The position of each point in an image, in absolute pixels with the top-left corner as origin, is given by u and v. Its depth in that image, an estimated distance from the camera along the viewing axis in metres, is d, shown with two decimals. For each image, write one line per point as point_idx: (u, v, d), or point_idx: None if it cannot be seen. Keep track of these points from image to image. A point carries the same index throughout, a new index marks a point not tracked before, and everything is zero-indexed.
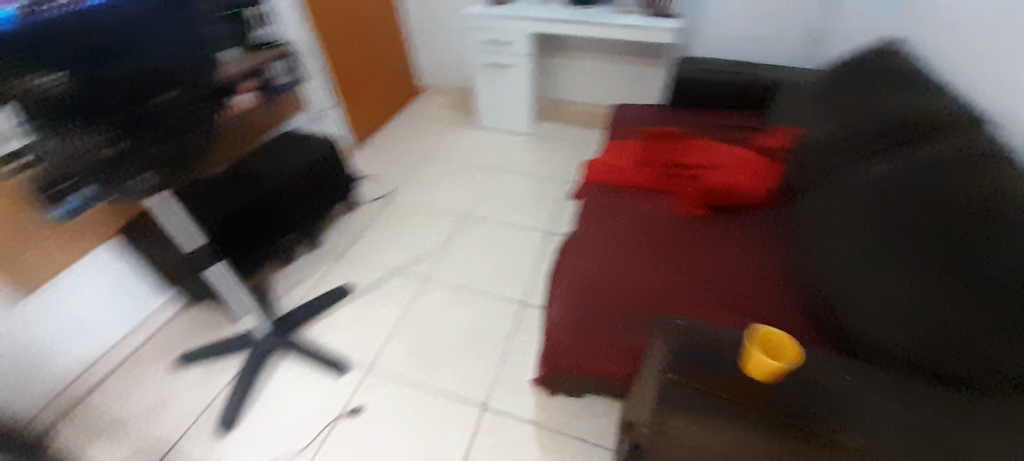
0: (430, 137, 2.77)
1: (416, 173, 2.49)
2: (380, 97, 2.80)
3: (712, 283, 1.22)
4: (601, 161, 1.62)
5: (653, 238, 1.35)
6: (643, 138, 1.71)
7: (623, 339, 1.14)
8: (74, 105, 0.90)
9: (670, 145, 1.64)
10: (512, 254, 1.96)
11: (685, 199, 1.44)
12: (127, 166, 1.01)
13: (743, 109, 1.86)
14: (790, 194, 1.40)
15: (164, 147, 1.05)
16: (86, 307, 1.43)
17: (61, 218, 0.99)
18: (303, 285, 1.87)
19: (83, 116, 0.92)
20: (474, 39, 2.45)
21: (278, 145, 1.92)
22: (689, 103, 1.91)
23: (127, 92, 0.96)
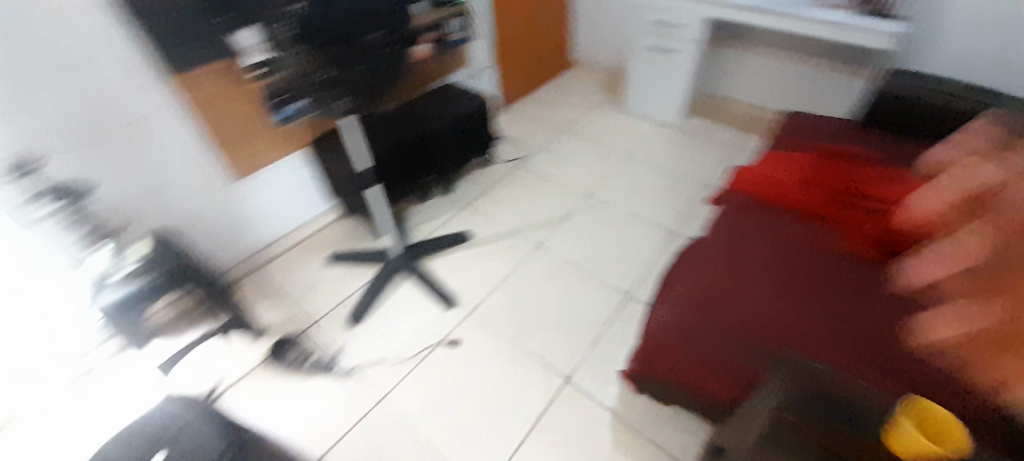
0: (573, 111, 2.77)
1: (553, 144, 2.53)
2: (534, 64, 2.86)
3: (858, 326, 1.05)
4: (755, 171, 1.45)
5: (799, 267, 1.18)
6: (816, 155, 1.47)
7: (733, 365, 1.05)
8: (308, 34, 1.12)
9: (849, 171, 1.40)
10: (629, 244, 1.90)
11: (853, 236, 1.22)
12: (330, 89, 1.22)
13: None
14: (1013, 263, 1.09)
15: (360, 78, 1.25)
16: (277, 198, 1.78)
17: (277, 121, 1.23)
18: (433, 222, 2.08)
19: (312, 44, 1.14)
20: (642, 18, 2.34)
21: (438, 95, 2.10)
22: (885, 124, 1.59)
23: (345, 29, 1.16)
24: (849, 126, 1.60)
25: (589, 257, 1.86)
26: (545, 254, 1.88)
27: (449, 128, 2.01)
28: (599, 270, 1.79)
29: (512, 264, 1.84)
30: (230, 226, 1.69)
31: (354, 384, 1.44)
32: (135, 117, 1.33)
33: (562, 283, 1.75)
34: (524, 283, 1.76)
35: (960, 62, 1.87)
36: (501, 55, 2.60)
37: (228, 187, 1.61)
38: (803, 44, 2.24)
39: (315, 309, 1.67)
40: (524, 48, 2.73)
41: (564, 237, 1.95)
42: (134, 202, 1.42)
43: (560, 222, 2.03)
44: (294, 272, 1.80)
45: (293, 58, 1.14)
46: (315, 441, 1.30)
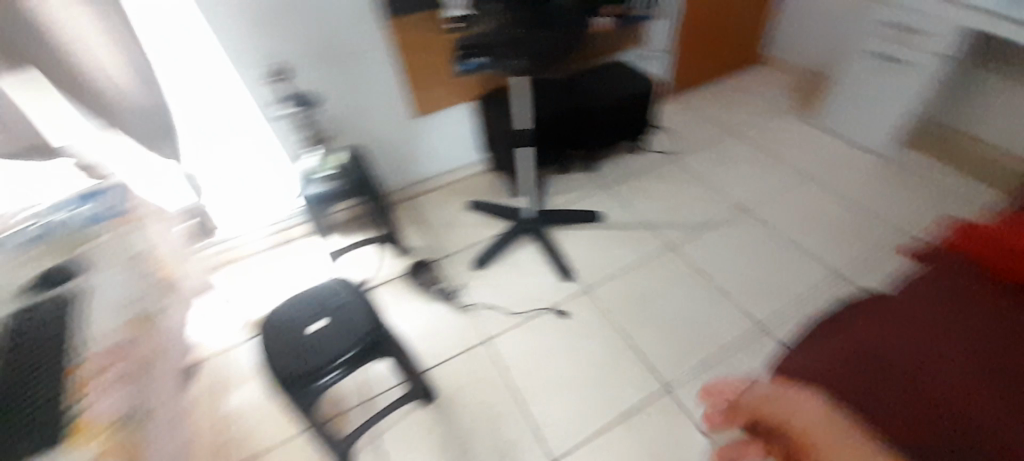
0: (749, 114, 2.47)
1: (716, 145, 2.31)
2: (718, 54, 2.60)
3: None
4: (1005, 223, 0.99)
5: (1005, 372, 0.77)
6: None
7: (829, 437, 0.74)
8: None
9: None
10: (778, 274, 1.68)
11: None
12: (514, 44, 1.26)
13: None
14: None
15: (545, 39, 1.26)
16: (441, 140, 1.99)
17: (460, 74, 1.32)
18: (570, 195, 2.10)
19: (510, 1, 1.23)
20: (874, 18, 1.93)
21: (606, 72, 2.07)
22: None
23: None
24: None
25: (724, 274, 1.70)
26: (675, 258, 1.77)
27: (609, 106, 1.98)
28: (733, 290, 1.64)
29: (637, 258, 1.78)
30: (400, 156, 1.93)
31: (468, 319, 1.58)
32: (356, 48, 1.58)
33: (688, 292, 1.64)
34: (645, 280, 1.70)
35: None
36: (684, 40, 2.42)
37: (408, 122, 1.85)
38: None
39: (449, 245, 1.85)
40: (711, 35, 2.49)
41: (701, 246, 1.81)
42: (341, 119, 1.71)
43: (701, 229, 1.88)
44: (440, 208, 2.00)
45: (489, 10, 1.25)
46: (426, 355, 1.47)
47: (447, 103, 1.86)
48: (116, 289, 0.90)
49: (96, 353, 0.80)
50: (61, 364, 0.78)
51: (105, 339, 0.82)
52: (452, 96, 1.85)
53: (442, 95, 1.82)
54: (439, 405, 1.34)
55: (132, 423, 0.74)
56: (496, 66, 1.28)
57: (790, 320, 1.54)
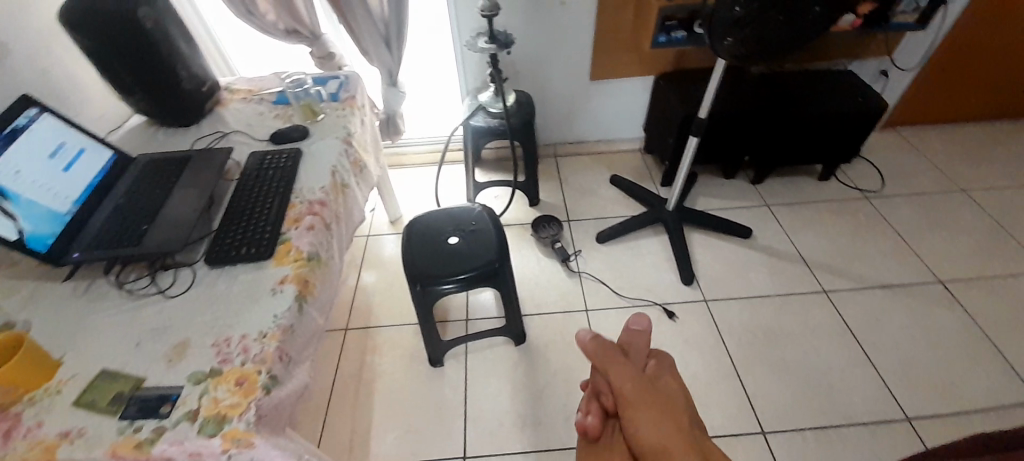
0: (996, 176, 1.98)
1: (930, 198, 1.91)
2: (981, 94, 2.08)
3: None
4: None
5: None
6: None
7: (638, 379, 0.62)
8: None
9: None
10: (948, 371, 1.41)
11: None
12: (742, 22, 1.16)
13: None
14: None
15: (773, 28, 1.14)
16: (606, 108, 1.96)
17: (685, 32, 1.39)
18: (722, 200, 1.92)
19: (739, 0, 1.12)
20: None
21: (819, 79, 1.81)
22: None
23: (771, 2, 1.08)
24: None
25: (875, 343, 1.47)
26: (823, 304, 1.57)
27: (813, 120, 1.72)
28: (880, 363, 1.43)
29: (776, 290, 1.61)
30: (564, 114, 1.97)
31: (575, 284, 1.60)
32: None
33: (825, 351, 1.46)
34: (778, 318, 1.53)
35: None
36: (946, 63, 1.95)
37: (582, 83, 1.86)
38: None
39: (578, 210, 1.87)
40: (986, 65, 1.98)
41: (860, 305, 1.57)
42: (520, 64, 1.79)
43: (871, 288, 1.61)
44: (580, 173, 2.02)
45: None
46: (527, 302, 1.54)
47: (628, 74, 1.82)
48: (328, 155, 1.05)
49: (302, 201, 0.93)
50: (287, 195, 0.94)
51: (312, 194, 0.95)
52: (637, 67, 1.80)
53: (627, 64, 1.79)
54: (526, 350, 1.40)
55: (317, 260, 0.84)
56: (706, 32, 1.27)
57: (950, 429, 1.30)
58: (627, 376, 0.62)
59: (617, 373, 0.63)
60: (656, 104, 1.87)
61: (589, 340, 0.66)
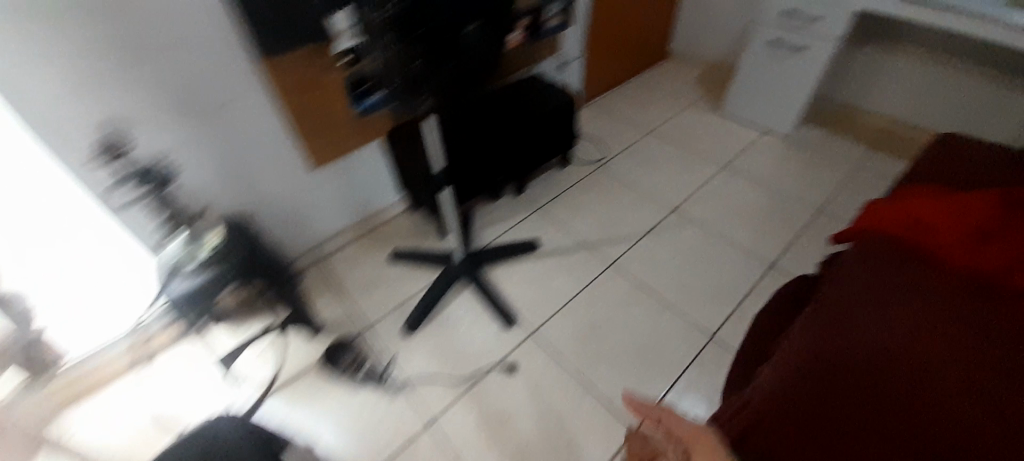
0: (663, 112, 2.56)
1: (638, 146, 2.34)
2: (627, 56, 2.65)
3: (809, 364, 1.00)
4: (886, 216, 1.32)
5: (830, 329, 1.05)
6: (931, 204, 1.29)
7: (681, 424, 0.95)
8: (399, 26, 0.97)
9: (963, 244, 1.19)
10: (714, 277, 1.72)
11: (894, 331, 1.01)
12: (427, 87, 1.12)
13: None
14: None
15: (452, 77, 1.12)
16: (347, 190, 1.73)
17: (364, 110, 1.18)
18: (501, 224, 1.94)
19: (405, 39, 0.99)
20: (773, 11, 2.08)
21: (522, 88, 1.97)
22: None
23: (438, 23, 1.01)
24: (1012, 156, 1.45)
25: (666, 286, 1.69)
26: (618, 276, 1.72)
27: (534, 125, 1.87)
28: (677, 302, 1.63)
29: (581, 285, 1.69)
30: (302, 215, 1.66)
31: (404, 400, 1.36)
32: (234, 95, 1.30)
33: (639, 316, 1.59)
34: (594, 309, 1.61)
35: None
36: (598, 42, 2.41)
37: (305, 175, 1.58)
38: (987, 51, 1.90)
39: (372, 308, 1.61)
40: (622, 36, 2.53)
41: (641, 260, 1.78)
42: (212, 185, 1.39)
43: (640, 240, 1.85)
44: (356, 266, 1.76)
45: (382, 45, 1.00)
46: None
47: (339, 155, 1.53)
48: None
49: None
50: None
51: None
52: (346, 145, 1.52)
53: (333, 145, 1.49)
54: None
55: None
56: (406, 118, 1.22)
57: (738, 324, 1.56)
58: (683, 424, 0.95)
59: (672, 422, 0.95)
60: (398, 165, 1.75)
61: (637, 405, 0.98)
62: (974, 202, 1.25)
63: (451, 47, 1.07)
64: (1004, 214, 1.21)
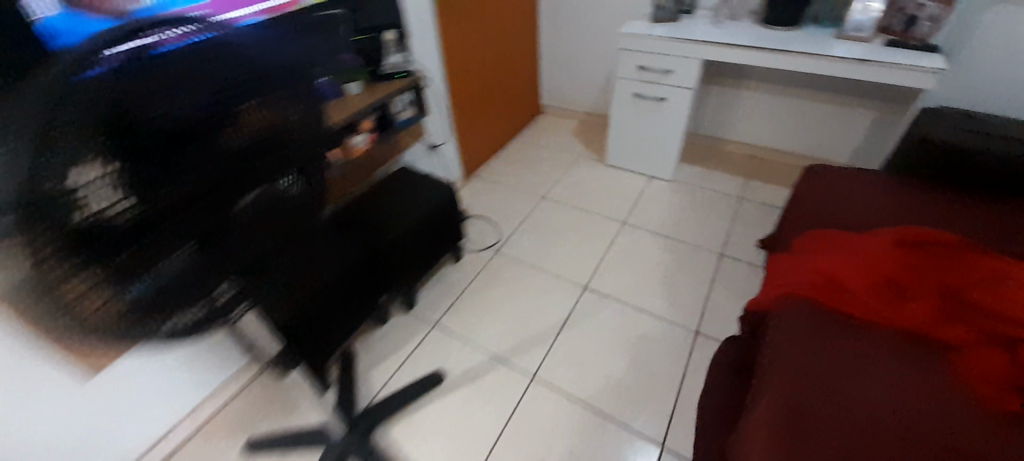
0: (550, 172, 2.45)
1: (532, 216, 2.17)
2: (499, 121, 2.52)
3: None
4: (794, 278, 1.33)
5: (789, 432, 1.01)
6: (828, 257, 1.33)
7: None
8: (141, 223, 0.56)
9: (869, 295, 1.21)
10: (640, 363, 1.56)
11: (841, 420, 1.00)
12: (207, 286, 0.73)
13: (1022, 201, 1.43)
14: (1008, 398, 0.99)
15: (258, 244, 0.79)
16: (160, 380, 1.26)
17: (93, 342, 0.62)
18: (394, 355, 1.58)
19: (156, 232, 0.59)
20: (628, 66, 2.09)
21: (390, 187, 1.68)
22: (940, 193, 1.47)
23: (210, 194, 0.64)
24: (883, 186, 1.53)
25: (594, 390, 1.47)
26: (543, 393, 1.47)
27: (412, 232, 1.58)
28: (614, 410, 1.42)
29: (503, 415, 1.40)
30: (88, 442, 1.15)
31: None
32: None
33: (574, 442, 1.34)
34: (524, 448, 1.33)
35: (990, 89, 1.71)
36: (467, 116, 2.23)
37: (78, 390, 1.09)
38: (817, 78, 2.07)
39: None
40: (492, 104, 2.40)
41: (562, 362, 1.55)
42: None
43: (556, 336, 1.64)
44: None
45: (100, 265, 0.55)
46: None
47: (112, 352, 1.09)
48: None
49: None
50: None
51: None
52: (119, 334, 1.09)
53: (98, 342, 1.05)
54: None
55: None
56: (192, 336, 0.78)
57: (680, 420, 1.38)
58: None
59: None
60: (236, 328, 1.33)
61: None
62: (860, 251, 1.31)
63: (226, 229, 0.71)
64: (906, 263, 1.25)
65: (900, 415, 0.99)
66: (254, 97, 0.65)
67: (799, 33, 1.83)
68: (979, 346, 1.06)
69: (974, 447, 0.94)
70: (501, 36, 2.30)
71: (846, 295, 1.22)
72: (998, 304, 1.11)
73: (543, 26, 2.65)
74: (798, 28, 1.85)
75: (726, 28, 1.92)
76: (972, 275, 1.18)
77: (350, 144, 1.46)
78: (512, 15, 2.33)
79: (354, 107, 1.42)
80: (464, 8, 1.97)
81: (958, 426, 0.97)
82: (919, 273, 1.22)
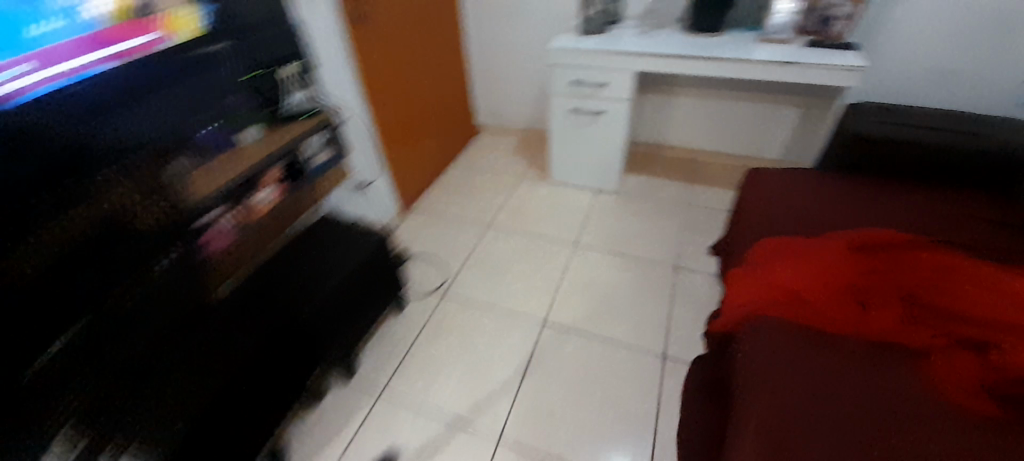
0: (494, 197, 2.31)
1: (479, 248, 2.01)
2: (433, 147, 2.35)
3: None
4: (758, 294, 1.26)
5: None
6: (788, 268, 1.27)
7: None
8: None
9: (835, 306, 1.16)
10: (611, 403, 1.46)
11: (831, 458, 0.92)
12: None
13: (947, 189, 1.49)
14: (985, 409, 0.96)
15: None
16: None
17: None
18: (336, 440, 1.37)
19: None
20: (560, 82, 2.00)
21: (308, 239, 1.46)
22: (874, 189, 1.50)
23: None
24: (822, 187, 1.54)
25: (566, 445, 1.35)
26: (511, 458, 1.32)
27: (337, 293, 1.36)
28: None
29: None
30: None
31: None
32: None
33: None
34: None
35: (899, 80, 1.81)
36: (397, 147, 2.03)
37: None
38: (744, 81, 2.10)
39: None
40: (423, 130, 2.22)
41: (527, 417, 1.42)
42: None
43: (518, 386, 1.50)
44: None
45: None
46: None
47: None
48: None
49: None
50: None
51: None
52: None
53: None
54: None
55: None
56: None
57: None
58: None
59: None
60: None
61: None
62: (818, 259, 1.26)
63: (51, 312, 0.90)
64: (862, 268, 1.22)
65: (889, 443, 0.93)
66: (88, 184, 0.92)
67: (725, 39, 1.82)
68: (946, 352, 1.03)
69: None
70: (425, 57, 2.13)
71: (812, 309, 1.17)
72: (958, 304, 1.09)
73: (469, 42, 2.52)
74: (723, 33, 1.85)
75: (654, 38, 1.88)
76: (927, 274, 1.17)
77: (236, 212, 1.24)
78: (433, 35, 2.18)
79: (227, 174, 1.20)
80: (379, 31, 1.79)
81: (945, 446, 0.92)
82: (876, 277, 1.20)
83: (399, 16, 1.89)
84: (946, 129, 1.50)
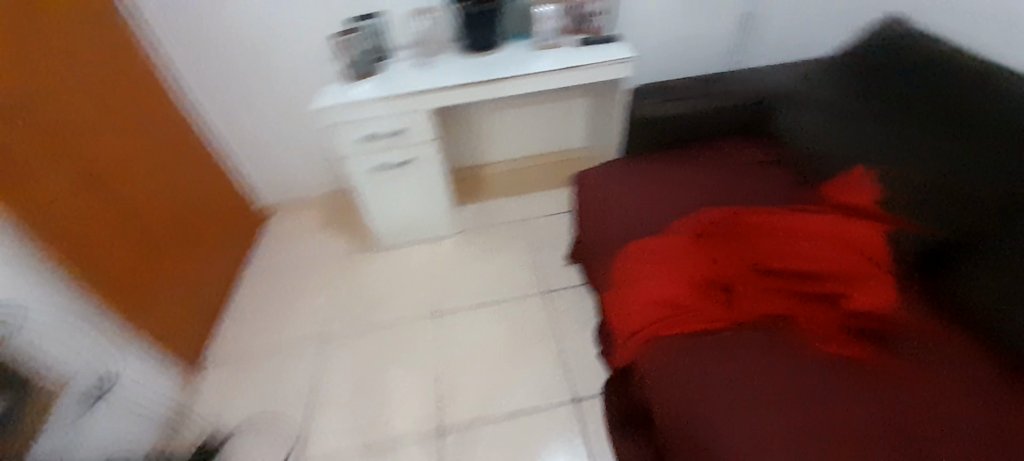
0: (318, 297, 1.86)
1: (323, 373, 1.63)
2: (203, 264, 1.80)
3: None
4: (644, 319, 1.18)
5: None
6: (656, 279, 1.22)
7: None
8: None
9: (711, 303, 1.15)
10: None
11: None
12: None
13: (716, 141, 1.69)
14: (852, 346, 1.06)
15: None
16: None
17: None
18: None
19: None
20: (347, 143, 1.65)
21: None
22: (671, 163, 1.61)
23: None
24: (632, 177, 1.57)
25: None
26: None
27: None
28: None
29: None
30: None
31: None
32: None
33: None
34: None
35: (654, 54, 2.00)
36: (140, 292, 1.49)
37: None
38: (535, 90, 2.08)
39: None
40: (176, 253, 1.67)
41: None
42: None
43: None
44: None
45: None
46: None
47: None
48: None
49: None
50: None
51: None
52: None
53: None
54: None
55: None
56: None
57: None
58: None
59: None
60: None
61: None
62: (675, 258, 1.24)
63: None
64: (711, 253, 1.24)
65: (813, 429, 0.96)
66: None
67: (504, 53, 1.72)
68: (805, 307, 1.12)
69: (868, 414, 0.97)
70: (130, 166, 1.54)
71: (694, 314, 1.15)
72: (791, 259, 1.18)
73: (206, 118, 1.96)
74: (501, 48, 1.75)
75: (434, 67, 1.68)
76: (760, 241, 1.25)
77: None
78: (140, 127, 1.62)
79: None
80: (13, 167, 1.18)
81: (847, 402, 0.99)
82: (723, 257, 1.23)
83: (45, 132, 1.28)
84: (705, 93, 1.65)
